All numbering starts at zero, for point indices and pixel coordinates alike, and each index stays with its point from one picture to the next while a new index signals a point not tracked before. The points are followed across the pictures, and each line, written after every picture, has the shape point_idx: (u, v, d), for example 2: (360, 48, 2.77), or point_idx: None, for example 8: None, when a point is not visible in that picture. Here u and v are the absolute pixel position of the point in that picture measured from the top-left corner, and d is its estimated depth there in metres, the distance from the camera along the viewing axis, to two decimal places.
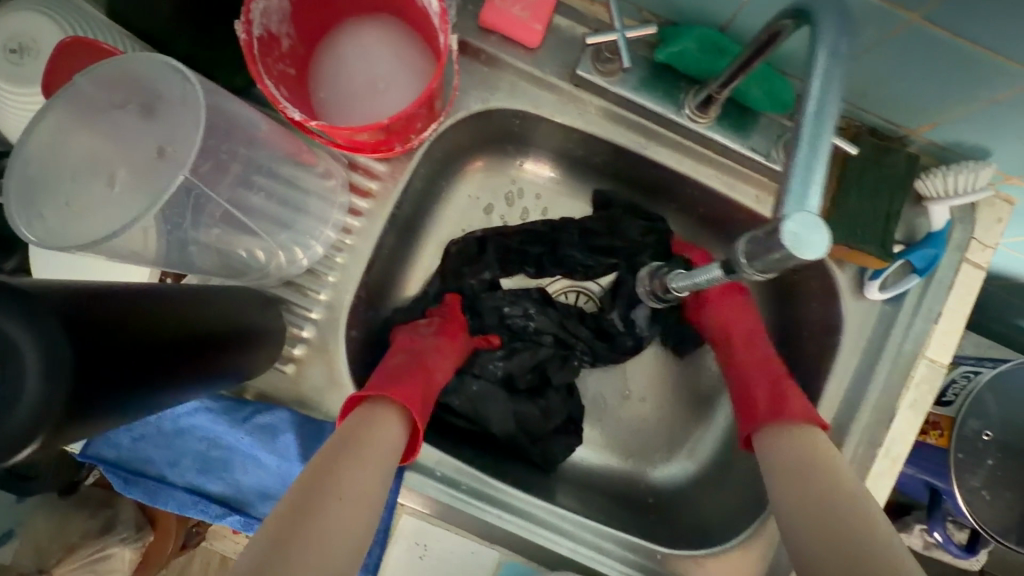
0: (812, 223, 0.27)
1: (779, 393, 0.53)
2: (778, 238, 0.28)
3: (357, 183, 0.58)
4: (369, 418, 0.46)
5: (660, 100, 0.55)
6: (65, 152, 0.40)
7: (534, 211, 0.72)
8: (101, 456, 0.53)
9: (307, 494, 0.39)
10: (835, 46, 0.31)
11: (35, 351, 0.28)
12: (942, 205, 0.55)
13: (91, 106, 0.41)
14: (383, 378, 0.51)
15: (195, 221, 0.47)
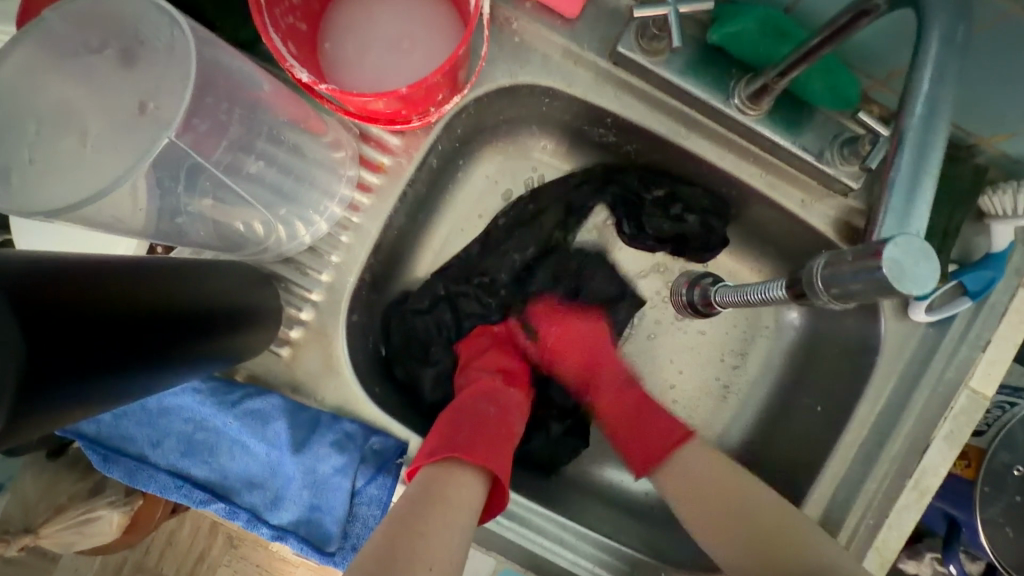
0: (917, 251, 0.28)
1: (637, 421, 0.58)
2: (878, 262, 0.29)
3: (368, 155, 0.53)
4: (455, 472, 0.45)
5: (707, 85, 0.50)
6: (41, 104, 0.36)
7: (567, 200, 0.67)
8: (82, 431, 0.50)
9: (398, 553, 0.39)
10: (950, 36, 0.30)
11: None
12: (1007, 224, 0.50)
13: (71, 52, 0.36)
14: (462, 425, 0.50)
15: (188, 186, 0.43)
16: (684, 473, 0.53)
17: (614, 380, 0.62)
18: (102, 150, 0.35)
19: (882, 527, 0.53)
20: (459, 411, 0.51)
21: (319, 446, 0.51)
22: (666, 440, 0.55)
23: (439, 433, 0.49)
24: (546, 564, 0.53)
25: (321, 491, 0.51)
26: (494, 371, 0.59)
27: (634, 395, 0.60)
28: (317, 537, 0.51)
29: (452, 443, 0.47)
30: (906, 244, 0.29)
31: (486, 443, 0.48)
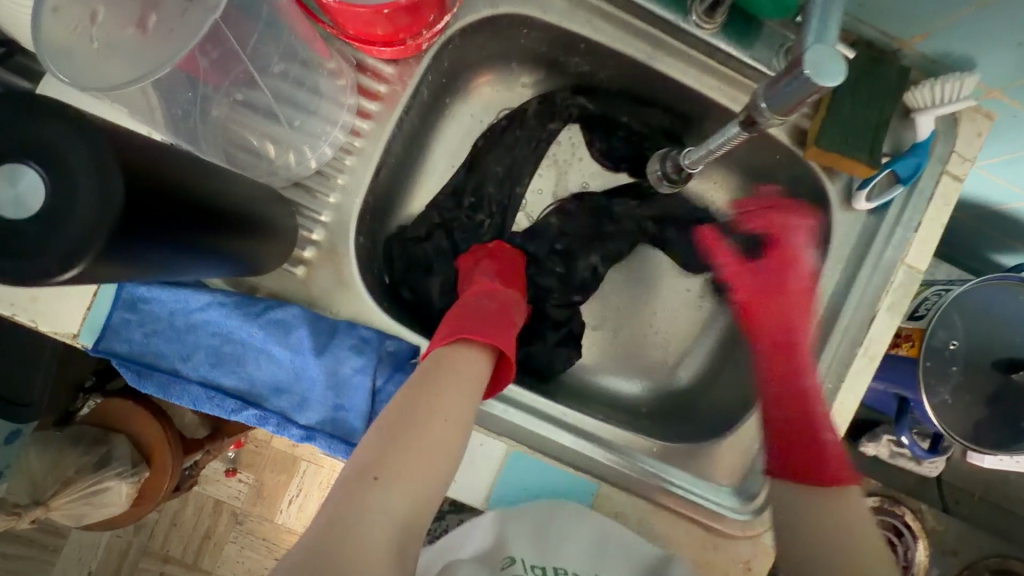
0: (830, 56, 0.37)
1: (813, 459, 0.56)
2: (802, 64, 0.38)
3: (365, 85, 0.58)
4: (459, 357, 0.53)
5: (666, 5, 0.57)
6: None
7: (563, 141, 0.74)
8: (113, 351, 0.54)
9: (417, 412, 0.48)
10: None
11: (86, 165, 0.27)
12: (930, 114, 0.58)
13: None
14: (466, 317, 0.57)
15: (213, 98, 0.50)
16: (828, 521, 0.54)
17: (680, 327, 0.65)
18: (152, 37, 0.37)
19: (839, 390, 0.62)
20: (464, 308, 0.59)
21: (340, 350, 0.56)
22: (826, 470, 0.57)
23: (450, 324, 0.57)
24: (551, 446, 0.60)
25: (343, 392, 0.56)
26: (495, 275, 0.66)
27: (774, 340, 0.63)
28: (343, 432, 0.56)
29: (460, 329, 0.55)
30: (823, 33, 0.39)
31: (491, 328, 0.56)
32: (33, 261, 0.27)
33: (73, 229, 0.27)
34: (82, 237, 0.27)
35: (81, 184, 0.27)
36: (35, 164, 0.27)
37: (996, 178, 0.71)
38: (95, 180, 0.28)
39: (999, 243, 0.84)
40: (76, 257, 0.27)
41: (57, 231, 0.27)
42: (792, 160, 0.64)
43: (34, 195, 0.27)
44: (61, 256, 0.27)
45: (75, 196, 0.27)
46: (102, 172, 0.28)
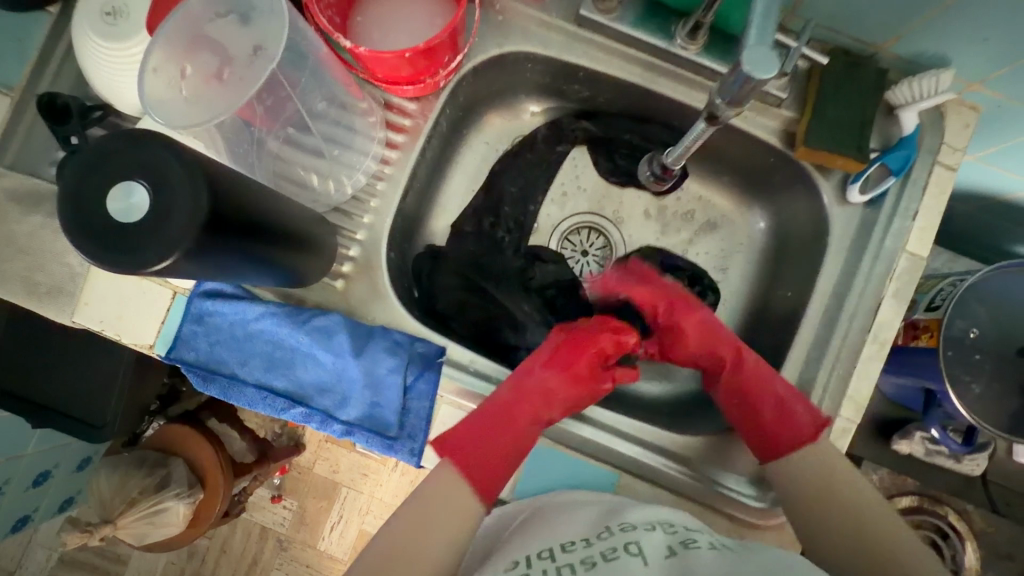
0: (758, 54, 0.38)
1: (783, 414, 0.62)
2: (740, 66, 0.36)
3: (392, 120, 0.67)
4: (430, 481, 0.56)
5: (653, 32, 0.63)
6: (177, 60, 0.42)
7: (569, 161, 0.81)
8: (183, 358, 0.62)
9: (423, 515, 0.54)
10: None
11: (184, 181, 0.34)
12: (911, 110, 0.62)
13: (200, 19, 0.42)
14: (478, 426, 0.60)
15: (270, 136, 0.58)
16: (797, 473, 0.59)
17: (755, 391, 0.64)
18: (229, 87, 0.42)
19: (852, 377, 0.63)
20: (497, 401, 0.61)
21: (375, 352, 0.62)
22: (801, 431, 0.61)
23: (464, 428, 0.60)
24: (570, 437, 0.64)
25: (379, 390, 0.62)
26: (555, 345, 0.67)
27: (750, 386, 0.64)
28: (379, 427, 0.62)
29: (461, 458, 0.58)
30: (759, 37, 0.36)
31: (486, 455, 0.59)
32: (136, 255, 0.34)
33: (177, 219, 0.34)
34: (184, 227, 0.34)
35: (175, 184, 0.34)
36: (143, 181, 0.34)
37: (995, 168, 0.73)
38: (189, 180, 0.34)
39: (1015, 232, 0.85)
40: (182, 242, 0.35)
41: (163, 225, 0.34)
42: (786, 162, 0.68)
43: (140, 202, 0.34)
44: (170, 244, 0.34)
45: (172, 195, 0.34)
46: (191, 173, 0.35)
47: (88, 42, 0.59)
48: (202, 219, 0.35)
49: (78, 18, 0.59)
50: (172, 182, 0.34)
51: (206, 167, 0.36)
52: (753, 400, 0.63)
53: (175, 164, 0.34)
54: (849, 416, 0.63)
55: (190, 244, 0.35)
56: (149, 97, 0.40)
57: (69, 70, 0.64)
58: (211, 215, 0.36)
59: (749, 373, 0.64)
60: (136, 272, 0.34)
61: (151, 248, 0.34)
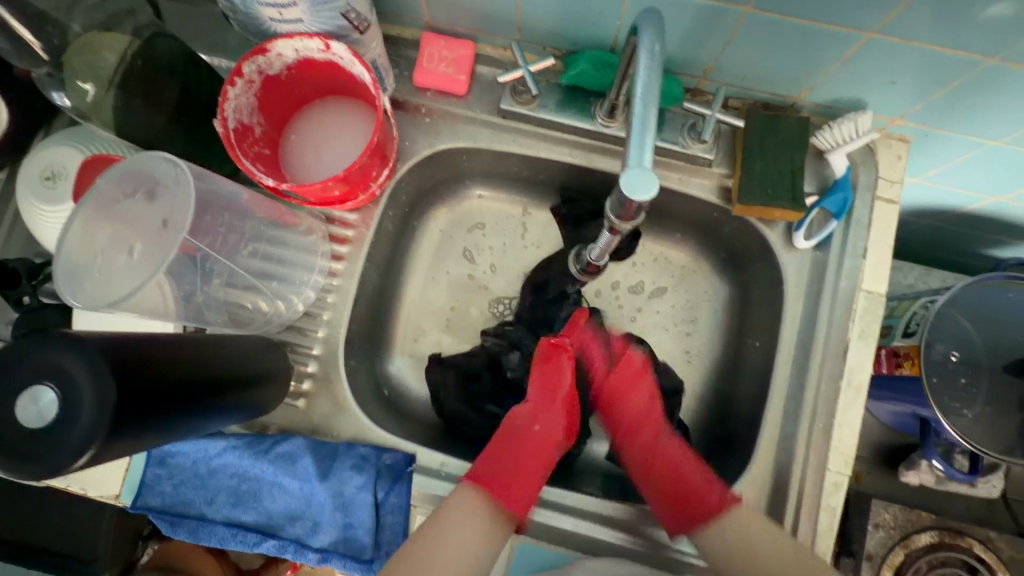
0: (637, 178, 0.33)
1: (688, 482, 0.62)
2: (619, 185, 0.34)
3: (335, 232, 0.68)
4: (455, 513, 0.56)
5: (574, 115, 0.65)
6: (89, 243, 0.43)
7: (517, 236, 0.81)
8: (149, 505, 0.61)
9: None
10: (653, 44, 0.38)
11: (88, 380, 0.34)
12: (838, 152, 0.62)
13: (109, 201, 0.43)
14: (489, 460, 0.63)
15: (213, 276, 0.59)
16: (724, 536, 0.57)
17: (651, 448, 0.68)
18: (139, 263, 0.42)
19: (833, 427, 0.61)
20: (503, 440, 0.66)
21: (341, 471, 0.61)
22: (709, 505, 0.60)
23: (490, 458, 0.63)
24: (550, 531, 0.62)
25: (350, 510, 0.60)
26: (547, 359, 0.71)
27: (650, 455, 0.67)
28: (354, 550, 0.60)
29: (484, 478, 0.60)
30: (636, 157, 0.34)
31: (514, 475, 0.62)
32: (46, 462, 0.34)
33: (84, 416, 0.34)
34: (91, 423, 0.34)
35: (81, 381, 0.34)
36: (49, 387, 0.34)
37: (943, 186, 0.73)
38: (93, 376, 0.34)
39: (983, 238, 0.83)
40: (92, 439, 0.34)
41: (71, 425, 0.34)
42: (730, 216, 0.68)
43: (51, 408, 0.34)
44: (80, 441, 0.34)
45: (78, 394, 0.34)
46: (96, 367, 0.35)
47: (30, 206, 0.61)
48: (109, 411, 0.35)
49: (20, 186, 0.61)
50: (77, 381, 0.34)
51: (113, 356, 0.36)
52: (675, 477, 0.64)
53: (79, 362, 0.35)
54: (837, 470, 0.60)
55: (103, 437, 0.35)
56: (65, 281, 0.41)
57: (19, 232, 0.66)
58: (122, 403, 0.35)
59: (645, 443, 0.68)
60: (49, 478, 0.34)
61: (63, 450, 0.34)
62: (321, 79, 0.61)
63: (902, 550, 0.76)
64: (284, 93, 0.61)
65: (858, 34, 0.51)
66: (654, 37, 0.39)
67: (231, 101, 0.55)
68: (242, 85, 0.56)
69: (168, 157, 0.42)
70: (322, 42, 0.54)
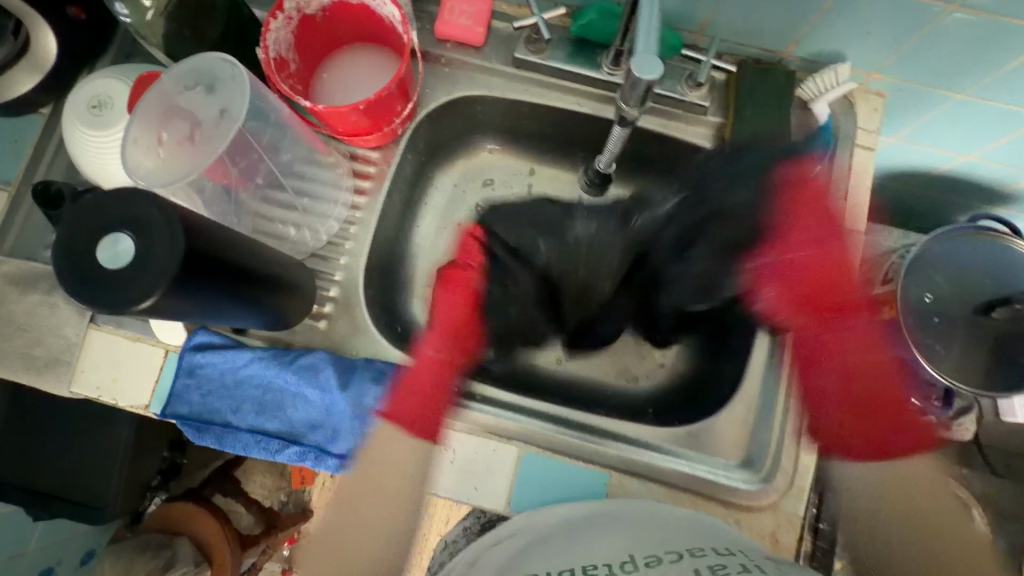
0: (646, 57, 0.38)
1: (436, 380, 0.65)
2: (632, 67, 0.39)
3: (359, 170, 0.73)
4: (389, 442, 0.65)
5: (582, 65, 0.71)
6: (152, 133, 0.47)
7: (524, 189, 0.86)
8: (177, 413, 0.65)
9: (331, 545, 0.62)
10: None
11: (161, 229, 0.39)
12: (822, 101, 0.68)
13: (170, 95, 0.48)
14: (421, 376, 0.67)
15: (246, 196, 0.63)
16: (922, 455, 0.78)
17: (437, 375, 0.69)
18: (199, 151, 0.47)
19: (816, 349, 0.66)
20: (422, 373, 0.68)
21: (360, 382, 0.65)
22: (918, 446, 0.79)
23: (429, 376, 0.68)
24: (557, 443, 0.66)
25: (368, 419, 0.64)
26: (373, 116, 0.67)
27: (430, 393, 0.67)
28: (371, 455, 0.64)
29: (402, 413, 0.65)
30: (643, 42, 0.39)
31: (414, 410, 0.65)
32: (119, 298, 0.38)
33: (158, 260, 0.39)
34: (163, 268, 0.39)
35: (156, 230, 0.39)
36: (123, 233, 0.38)
37: (917, 146, 0.80)
38: (167, 228, 0.39)
39: (954, 202, 0.90)
40: (162, 281, 0.39)
41: (145, 267, 0.38)
42: None
43: (124, 253, 0.38)
44: (153, 280, 0.38)
45: (153, 241, 0.39)
46: (169, 219, 0.39)
47: (77, 133, 0.65)
48: (178, 259, 0.39)
49: (67, 113, 0.66)
50: (151, 230, 0.39)
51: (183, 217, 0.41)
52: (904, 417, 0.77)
53: (155, 214, 0.39)
54: (819, 388, 0.66)
55: (170, 281, 0.39)
56: (132, 163, 0.46)
57: (60, 162, 0.70)
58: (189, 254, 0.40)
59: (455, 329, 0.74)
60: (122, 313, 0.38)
61: (136, 289, 0.38)
62: (352, 22, 0.66)
63: None
64: (318, 33, 0.66)
65: None
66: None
67: (272, 32, 0.60)
68: (282, 19, 0.61)
69: (228, 56, 0.47)
70: None
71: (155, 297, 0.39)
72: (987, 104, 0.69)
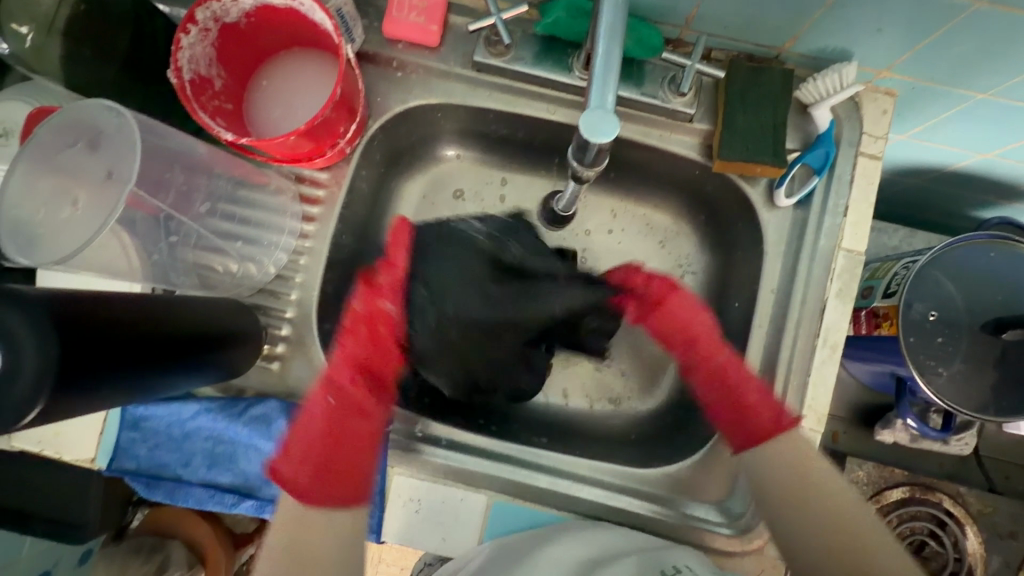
0: (601, 115, 0.32)
1: (339, 444, 0.57)
2: (582, 126, 0.33)
3: (306, 193, 0.66)
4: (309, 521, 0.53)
5: (551, 68, 0.62)
6: (34, 195, 0.44)
7: (496, 199, 0.79)
8: (124, 468, 0.61)
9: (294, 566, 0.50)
10: None
11: (32, 338, 0.35)
12: (823, 106, 0.60)
13: (50, 152, 0.44)
14: (308, 442, 0.56)
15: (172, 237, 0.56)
16: (782, 462, 0.57)
17: (326, 425, 0.58)
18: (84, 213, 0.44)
19: (807, 385, 0.61)
20: (332, 418, 0.58)
21: None
22: (766, 426, 0.60)
23: (300, 443, 0.56)
24: (527, 488, 0.62)
25: None
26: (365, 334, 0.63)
27: (329, 432, 0.58)
28: None
29: (315, 466, 0.55)
30: (600, 95, 0.33)
31: (339, 463, 0.56)
32: None
33: (30, 368, 0.34)
34: (35, 376, 0.34)
35: (24, 339, 0.34)
36: None
37: (930, 144, 0.71)
38: (36, 328, 0.35)
39: (968, 199, 0.82)
40: (37, 397, 0.35)
41: (14, 381, 0.34)
42: (712, 175, 0.67)
43: None
44: (28, 391, 0.34)
45: (21, 351, 0.34)
46: (41, 325, 0.35)
47: None
48: (52, 361, 0.35)
49: None
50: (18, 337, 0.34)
51: (55, 312, 0.36)
52: (741, 395, 0.62)
53: (22, 320, 0.35)
54: (811, 427, 0.61)
55: (53, 389, 0.36)
56: (12, 233, 0.43)
57: None
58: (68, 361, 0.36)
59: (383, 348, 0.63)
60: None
61: (12, 403, 0.34)
62: (282, 28, 0.58)
63: (875, 506, 0.77)
64: (243, 43, 0.58)
65: None
66: None
67: (185, 50, 0.52)
68: (196, 32, 0.53)
69: (111, 105, 0.43)
70: None
71: (39, 409, 0.35)
72: (1013, 103, 0.60)
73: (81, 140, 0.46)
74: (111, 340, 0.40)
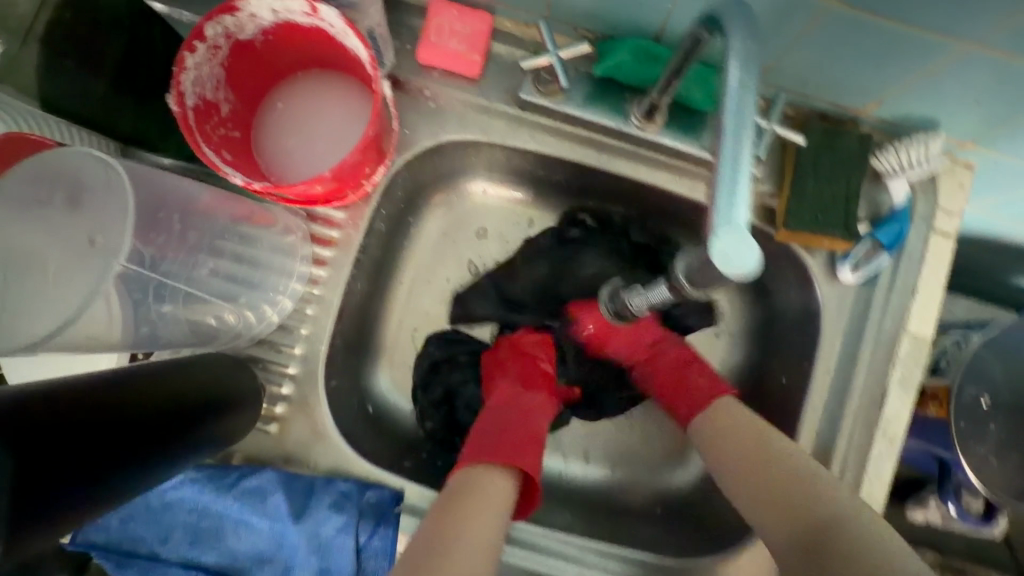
0: (739, 240, 0.27)
1: (528, 428, 0.54)
2: (710, 256, 0.28)
3: (317, 232, 0.58)
4: (486, 489, 0.47)
5: (606, 112, 0.56)
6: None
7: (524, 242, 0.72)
8: (92, 542, 0.52)
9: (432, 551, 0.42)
10: (746, 45, 0.31)
11: None
12: (900, 178, 0.55)
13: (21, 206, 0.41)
14: (487, 434, 0.53)
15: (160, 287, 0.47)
16: (730, 436, 0.54)
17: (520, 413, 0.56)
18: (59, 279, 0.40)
19: (862, 480, 0.56)
20: (489, 422, 0.55)
21: (318, 510, 0.53)
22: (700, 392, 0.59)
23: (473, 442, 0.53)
24: None
25: (327, 554, 0.53)
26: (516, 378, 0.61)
27: (520, 423, 0.55)
28: None
29: (491, 445, 0.51)
30: (731, 212, 0.28)
31: (512, 443, 0.51)
32: None
33: None
34: None
35: None
36: None
37: (993, 216, 0.67)
38: None
39: None
40: None
41: None
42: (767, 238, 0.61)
43: None
44: None
45: None
46: None
47: None
48: (3, 492, 0.28)
49: None
50: None
51: None
52: (682, 374, 0.62)
53: None
54: None
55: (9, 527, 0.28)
56: None
57: None
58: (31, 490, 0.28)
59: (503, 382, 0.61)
60: None
61: None
62: (304, 48, 0.50)
63: None
64: (257, 63, 0.50)
65: (958, 46, 0.43)
66: (744, 48, 0.31)
67: (190, 72, 0.44)
68: (204, 51, 0.44)
69: (95, 155, 0.40)
70: (308, 4, 0.44)
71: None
72: None
73: (57, 193, 0.42)
74: (90, 437, 0.34)
